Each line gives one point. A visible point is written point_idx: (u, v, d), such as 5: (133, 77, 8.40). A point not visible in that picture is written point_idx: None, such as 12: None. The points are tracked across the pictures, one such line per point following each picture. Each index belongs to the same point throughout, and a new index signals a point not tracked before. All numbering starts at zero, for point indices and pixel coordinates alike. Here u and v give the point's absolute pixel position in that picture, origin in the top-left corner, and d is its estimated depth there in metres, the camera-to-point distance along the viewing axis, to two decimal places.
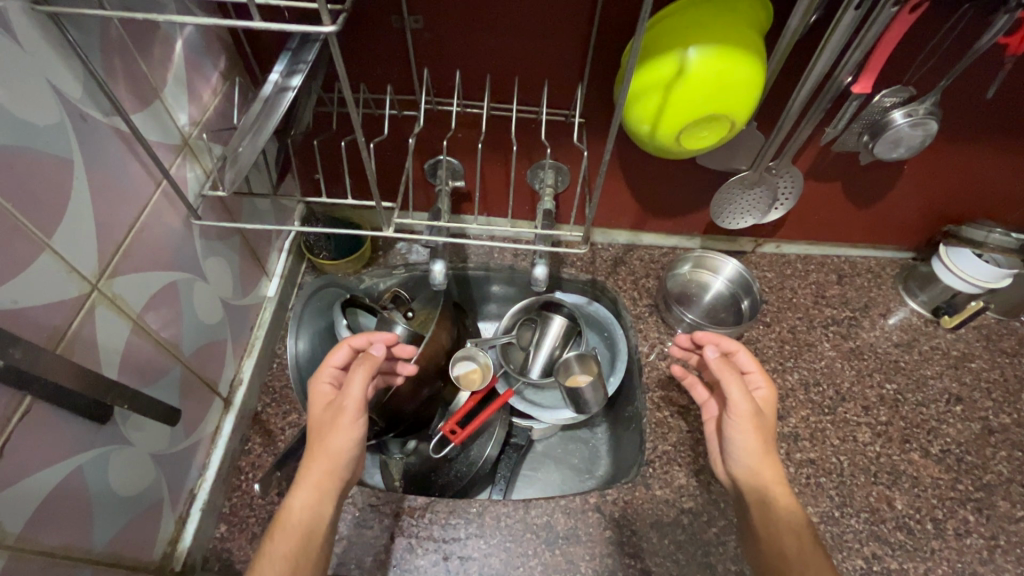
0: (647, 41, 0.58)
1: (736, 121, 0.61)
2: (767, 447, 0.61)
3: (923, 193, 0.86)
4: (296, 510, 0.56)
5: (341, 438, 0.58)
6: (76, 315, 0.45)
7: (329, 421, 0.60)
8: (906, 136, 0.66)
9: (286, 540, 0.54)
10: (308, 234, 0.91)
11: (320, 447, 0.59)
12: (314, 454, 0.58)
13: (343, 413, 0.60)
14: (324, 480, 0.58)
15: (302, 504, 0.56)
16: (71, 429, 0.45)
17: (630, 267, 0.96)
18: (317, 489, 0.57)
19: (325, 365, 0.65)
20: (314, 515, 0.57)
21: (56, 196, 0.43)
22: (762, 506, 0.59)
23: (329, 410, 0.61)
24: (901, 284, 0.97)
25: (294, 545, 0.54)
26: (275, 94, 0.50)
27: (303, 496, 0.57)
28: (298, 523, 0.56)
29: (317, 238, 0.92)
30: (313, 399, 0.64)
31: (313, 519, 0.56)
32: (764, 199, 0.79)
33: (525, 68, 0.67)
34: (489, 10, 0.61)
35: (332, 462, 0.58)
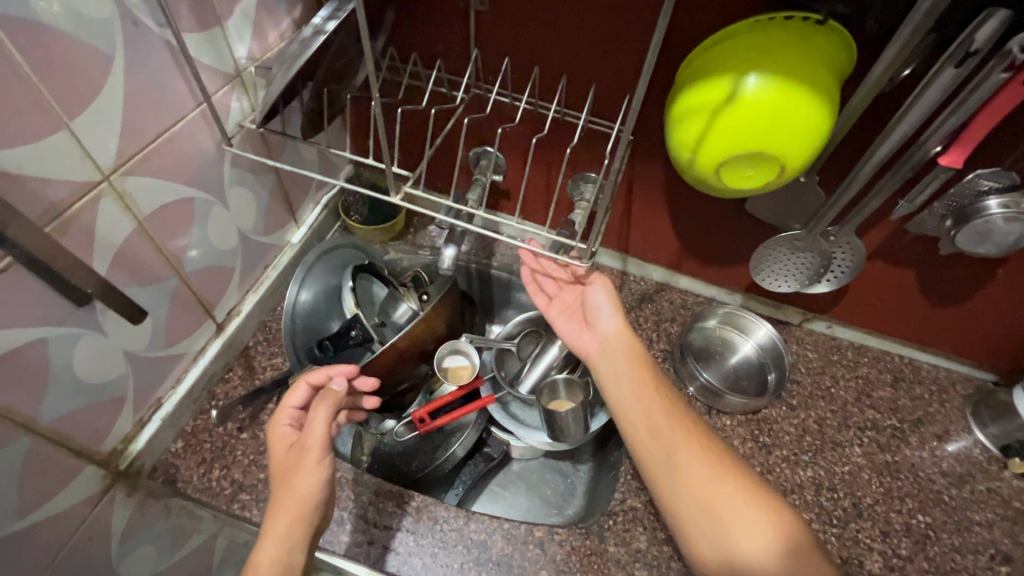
0: (707, 61, 0.54)
1: (787, 167, 0.54)
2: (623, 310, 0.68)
3: (1018, 307, 0.73)
4: (264, 562, 0.54)
5: (308, 479, 0.57)
6: (80, 198, 0.48)
7: (291, 470, 0.58)
8: (998, 230, 0.56)
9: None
10: (349, 195, 0.94)
11: (287, 495, 0.57)
12: (278, 502, 0.57)
13: (307, 455, 0.58)
14: (293, 526, 0.56)
15: (271, 555, 0.54)
16: (47, 301, 0.48)
17: (657, 307, 0.91)
18: (287, 537, 0.56)
19: (282, 409, 0.63)
20: (286, 564, 0.55)
21: (89, 86, 0.46)
22: (636, 371, 0.63)
23: (292, 451, 0.60)
24: (971, 407, 0.83)
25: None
26: (311, 36, 0.54)
27: (271, 547, 0.55)
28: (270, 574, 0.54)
29: (355, 201, 0.94)
30: (273, 442, 0.62)
31: (282, 566, 0.55)
32: (812, 267, 0.70)
33: (580, 72, 0.64)
34: (554, 4, 0.60)
35: (302, 505, 0.57)
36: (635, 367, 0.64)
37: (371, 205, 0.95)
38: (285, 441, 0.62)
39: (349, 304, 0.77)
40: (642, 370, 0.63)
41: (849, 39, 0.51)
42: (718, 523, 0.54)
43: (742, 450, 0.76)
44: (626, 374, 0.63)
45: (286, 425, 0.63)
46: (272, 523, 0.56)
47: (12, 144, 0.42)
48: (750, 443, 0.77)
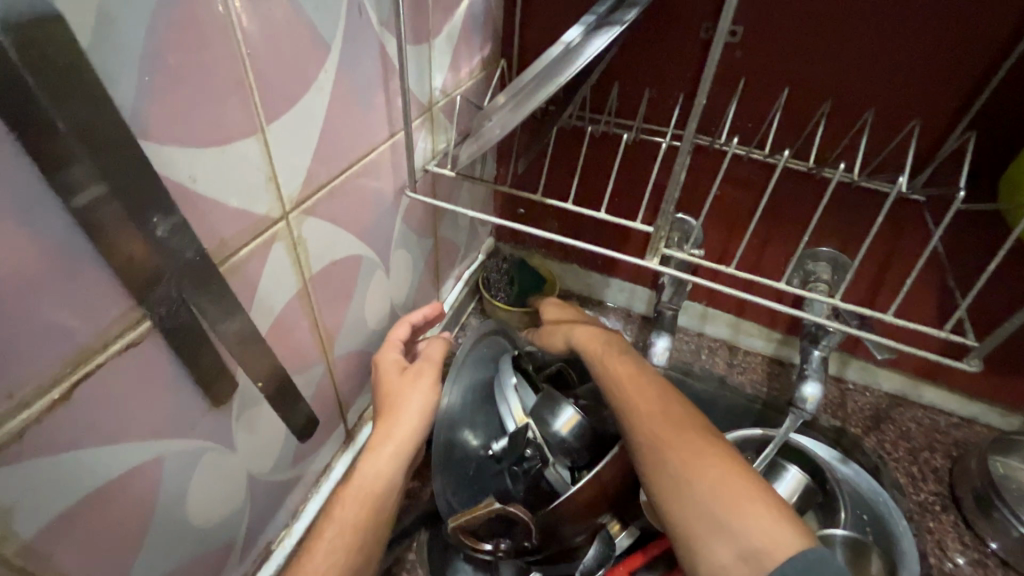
0: None
1: None
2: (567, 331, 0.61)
3: None
4: (369, 477, 0.45)
5: (424, 399, 0.50)
6: (252, 240, 0.32)
7: (400, 385, 0.50)
8: None
9: (356, 503, 0.44)
10: (492, 274, 0.78)
11: (397, 412, 0.49)
12: (387, 414, 0.48)
13: (422, 377, 0.51)
14: (404, 447, 0.47)
15: (378, 470, 0.46)
16: (180, 400, 0.30)
17: (904, 428, 0.67)
18: (396, 455, 0.47)
19: (391, 340, 0.53)
20: (387, 485, 0.46)
21: (296, 80, 0.32)
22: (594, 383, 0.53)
23: (407, 373, 0.51)
24: None
25: (366, 510, 0.44)
26: (580, 41, 0.39)
27: (379, 460, 0.46)
28: (371, 490, 0.45)
29: (498, 279, 0.78)
30: (380, 366, 0.52)
31: (386, 487, 0.46)
32: None
33: (874, 109, 0.48)
34: (851, 20, 0.45)
35: (413, 427, 0.48)
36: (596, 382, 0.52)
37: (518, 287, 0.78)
38: (394, 365, 0.51)
39: (516, 411, 0.56)
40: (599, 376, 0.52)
41: None
42: (720, 514, 0.37)
43: None
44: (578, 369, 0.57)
45: (393, 350, 0.53)
46: (385, 431, 0.48)
47: (193, 143, 0.26)
48: None
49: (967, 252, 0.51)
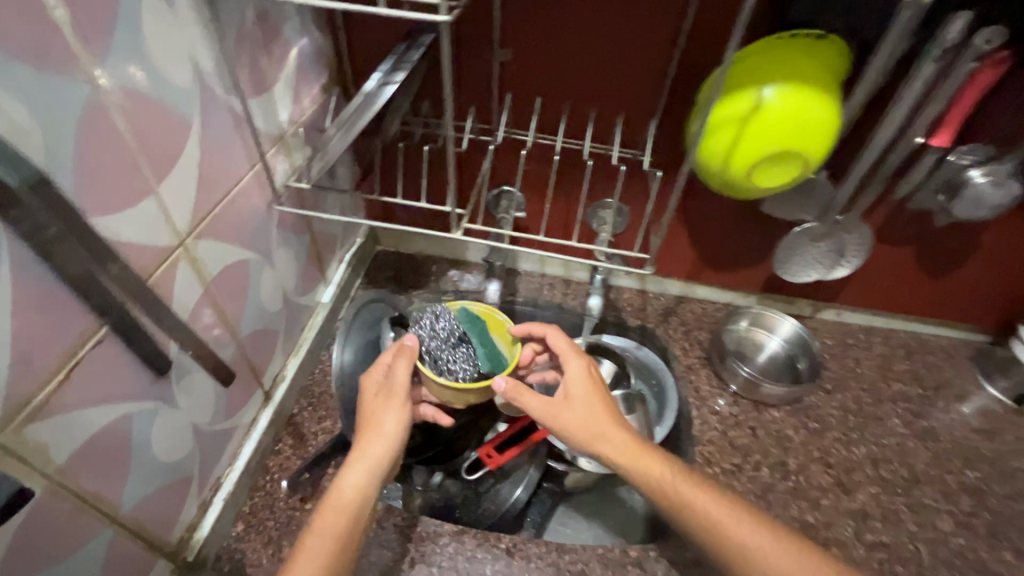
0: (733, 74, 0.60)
1: (810, 160, 0.61)
2: (606, 423, 0.57)
3: (1000, 273, 0.82)
4: (346, 490, 0.54)
5: (394, 419, 0.57)
6: (162, 264, 0.47)
7: (375, 409, 0.58)
8: (987, 195, 0.65)
9: (336, 515, 0.53)
10: (429, 339, 0.65)
11: (371, 433, 0.57)
12: (364, 435, 0.57)
13: (394, 396, 0.58)
14: (376, 462, 0.56)
15: (351, 483, 0.54)
16: (135, 374, 0.46)
17: (682, 318, 0.95)
18: (368, 470, 0.55)
19: (377, 362, 0.62)
20: (362, 498, 0.54)
21: (171, 150, 0.46)
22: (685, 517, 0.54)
23: (379, 393, 0.59)
24: (977, 367, 0.91)
25: (344, 519, 0.53)
26: (377, 89, 0.56)
27: (353, 476, 0.55)
28: (348, 503, 0.54)
29: (441, 347, 0.64)
30: (364, 386, 0.61)
31: (360, 501, 0.54)
32: (829, 254, 0.77)
33: (603, 104, 0.70)
34: (575, 46, 0.66)
35: (385, 442, 0.57)
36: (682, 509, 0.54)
37: (475, 351, 0.66)
38: (373, 384, 0.60)
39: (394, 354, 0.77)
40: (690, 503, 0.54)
41: (846, 47, 0.59)
42: None
43: (797, 439, 0.79)
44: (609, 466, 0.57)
45: (376, 371, 0.61)
46: (361, 448, 0.56)
47: (111, 211, 0.41)
48: (803, 430, 0.81)
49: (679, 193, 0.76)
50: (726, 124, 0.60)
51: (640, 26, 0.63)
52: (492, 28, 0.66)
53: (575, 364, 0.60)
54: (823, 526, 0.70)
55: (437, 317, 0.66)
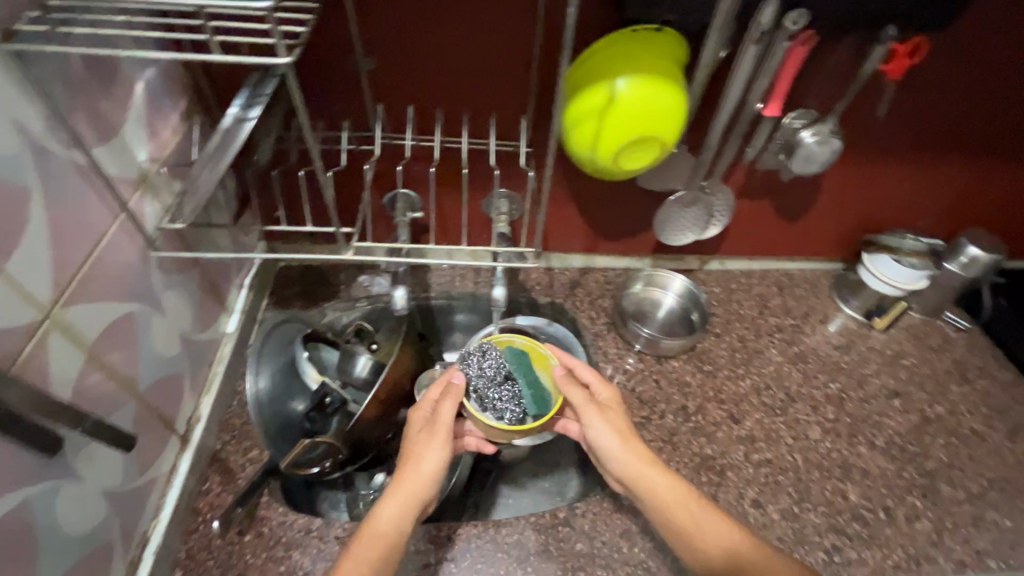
0: (588, 72, 0.66)
1: (665, 141, 0.67)
2: (628, 440, 0.67)
3: (842, 210, 0.95)
4: (384, 518, 0.60)
5: (434, 457, 0.63)
6: (27, 342, 0.45)
7: (420, 445, 0.65)
8: (816, 152, 0.75)
9: (373, 542, 0.58)
10: (477, 378, 0.72)
11: (411, 468, 0.63)
12: (404, 469, 0.63)
13: (436, 434, 0.65)
14: (412, 496, 0.62)
15: (389, 514, 0.60)
16: (21, 460, 0.44)
17: (587, 288, 1.02)
18: (406, 501, 0.61)
19: (425, 399, 0.69)
20: (399, 528, 0.60)
21: (12, 223, 0.44)
22: (691, 535, 0.61)
23: (423, 429, 0.66)
24: (835, 291, 1.05)
25: (380, 548, 0.58)
26: (235, 124, 0.56)
27: (391, 508, 0.60)
28: (385, 531, 0.59)
29: (488, 386, 0.71)
30: (410, 422, 0.68)
31: (396, 533, 0.59)
32: (700, 216, 0.86)
33: (475, 103, 0.72)
34: (437, 50, 0.67)
35: (420, 476, 0.62)
36: (693, 530, 0.61)
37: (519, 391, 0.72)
38: (420, 423, 0.67)
39: (311, 374, 0.80)
40: (699, 521, 0.61)
41: (680, 38, 0.66)
42: None
43: (694, 382, 0.90)
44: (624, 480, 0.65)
45: (423, 409, 0.68)
46: (402, 481, 0.62)
47: None
48: (698, 374, 0.91)
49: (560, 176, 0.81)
50: (585, 118, 0.65)
51: (495, 27, 0.65)
52: (352, 39, 0.65)
53: (604, 391, 0.72)
54: (718, 454, 0.81)
55: (484, 355, 0.74)
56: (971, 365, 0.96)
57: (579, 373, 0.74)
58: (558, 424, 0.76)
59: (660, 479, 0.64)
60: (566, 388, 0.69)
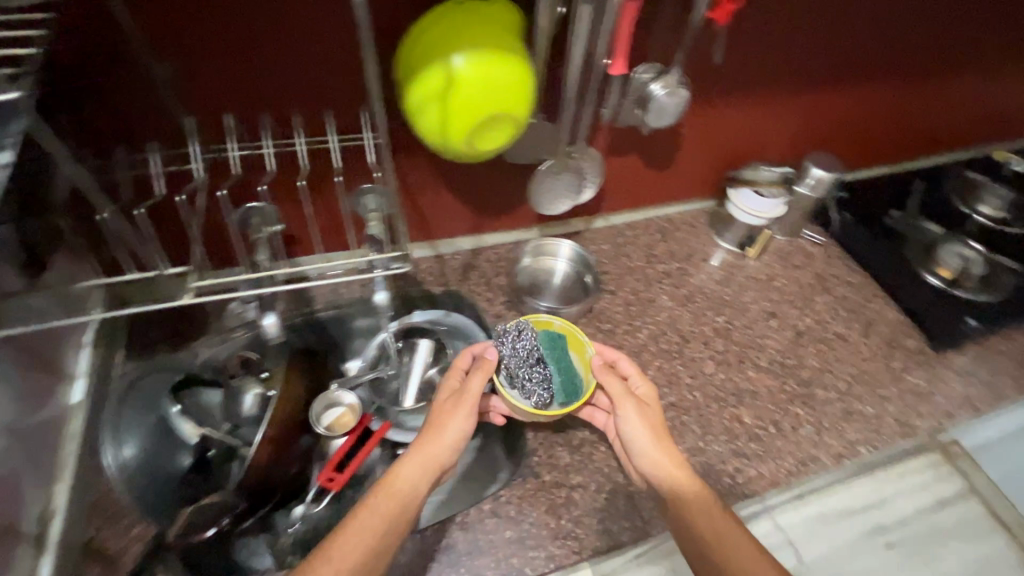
0: (421, 52, 0.61)
1: (518, 116, 0.64)
2: (662, 439, 0.67)
3: (706, 152, 0.99)
4: (402, 476, 0.62)
5: (458, 424, 0.66)
6: None
7: (447, 412, 0.67)
8: (667, 104, 0.76)
9: (389, 500, 0.61)
10: (511, 356, 0.73)
11: (432, 435, 0.65)
12: (426, 434, 0.65)
13: (462, 405, 0.67)
14: (428, 462, 0.64)
15: (407, 474, 0.63)
16: None
17: (481, 270, 0.99)
18: (422, 465, 0.63)
19: (453, 368, 0.72)
20: (413, 486, 0.63)
21: None
22: (706, 537, 0.60)
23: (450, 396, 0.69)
24: (712, 228, 1.11)
25: (395, 506, 0.61)
26: None
27: (409, 468, 0.63)
28: (400, 490, 0.62)
29: (521, 366, 0.73)
30: (440, 389, 0.70)
31: (411, 494, 0.62)
32: (572, 181, 0.86)
33: (300, 99, 0.66)
34: (241, 48, 0.60)
35: (437, 438, 0.65)
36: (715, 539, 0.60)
37: (549, 374, 0.74)
38: (448, 393, 0.69)
39: (188, 429, 0.71)
40: (716, 527, 0.61)
41: (509, 4, 0.63)
42: None
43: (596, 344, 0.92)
44: (654, 476, 0.66)
45: (454, 378, 0.71)
46: (421, 444, 0.65)
47: None
48: (599, 334, 0.93)
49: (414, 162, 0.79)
50: (429, 103, 0.61)
51: (297, 17, 0.59)
52: (133, 46, 0.57)
53: (639, 384, 0.73)
54: None
55: (520, 335, 0.75)
56: (830, 275, 1.06)
57: (619, 365, 0.75)
58: (582, 412, 0.78)
59: (689, 483, 0.64)
60: (602, 377, 0.70)
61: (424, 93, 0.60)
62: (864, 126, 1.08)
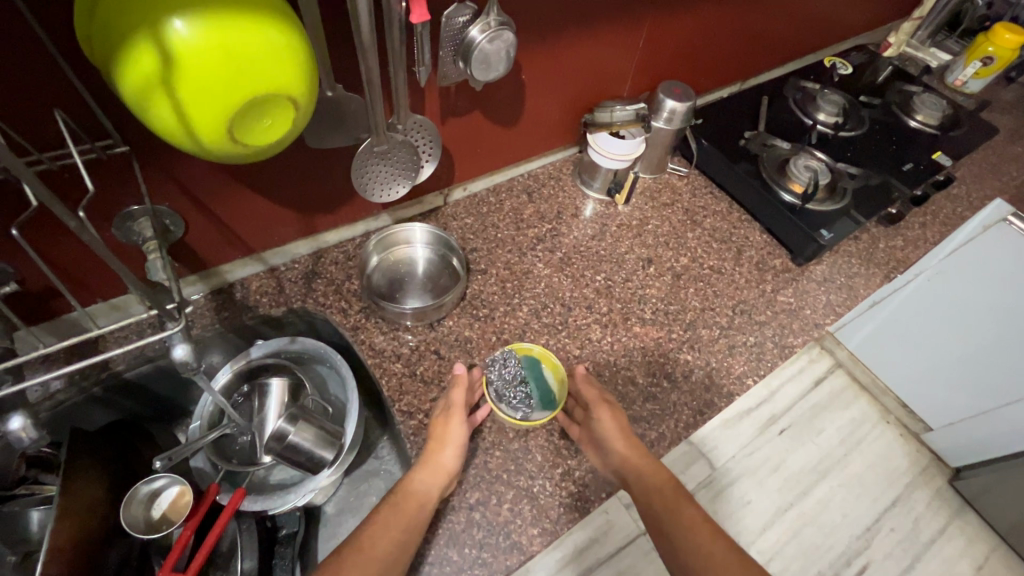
0: (116, 17, 0.42)
1: (295, 96, 0.48)
2: (629, 443, 0.69)
3: (553, 96, 0.89)
4: (418, 482, 0.63)
5: (460, 427, 0.68)
6: None
7: (443, 425, 0.69)
8: (491, 52, 0.64)
9: (406, 508, 0.61)
10: (496, 380, 0.76)
11: (442, 444, 0.66)
12: (436, 442, 0.67)
13: (458, 414, 0.69)
14: (442, 467, 0.65)
15: (422, 480, 0.63)
16: None
17: (328, 276, 0.84)
18: (435, 471, 0.64)
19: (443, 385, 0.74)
20: (430, 496, 0.63)
21: None
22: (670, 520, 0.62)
23: (442, 412, 0.70)
24: (578, 178, 1.04)
25: (412, 512, 0.61)
26: None
27: (423, 474, 0.64)
28: (419, 495, 0.62)
29: (505, 390, 0.75)
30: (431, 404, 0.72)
31: (428, 500, 0.62)
32: (405, 158, 0.72)
33: None
34: None
35: (446, 443, 0.66)
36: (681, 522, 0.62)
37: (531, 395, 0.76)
38: (441, 406, 0.71)
39: None
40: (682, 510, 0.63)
41: None
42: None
43: (475, 335, 0.83)
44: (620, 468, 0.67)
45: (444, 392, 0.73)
46: (433, 451, 0.66)
47: None
48: (476, 323, 0.84)
49: (180, 165, 0.60)
50: (155, 94, 0.43)
51: None
52: None
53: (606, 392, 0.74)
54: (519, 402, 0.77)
55: (505, 360, 0.77)
56: (698, 208, 1.04)
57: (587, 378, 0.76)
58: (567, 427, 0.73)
59: (654, 475, 0.66)
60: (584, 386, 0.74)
61: (143, 80, 0.42)
62: (708, 47, 1.05)
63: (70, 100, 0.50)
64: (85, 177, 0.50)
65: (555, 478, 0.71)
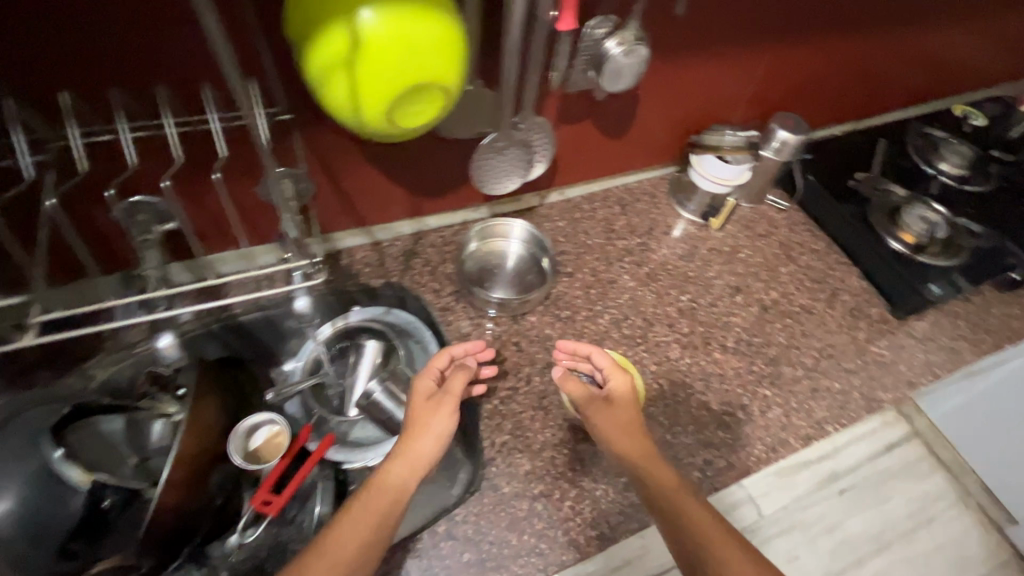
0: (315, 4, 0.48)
1: (448, 86, 0.52)
2: (633, 436, 0.65)
3: (664, 114, 0.90)
4: (394, 472, 0.59)
5: (443, 420, 0.63)
6: None
7: (426, 413, 0.64)
8: (623, 65, 0.67)
9: (380, 498, 0.57)
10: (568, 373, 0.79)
11: (423, 435, 0.62)
12: (413, 434, 0.62)
13: (443, 403, 0.65)
14: (416, 461, 0.60)
15: (399, 471, 0.59)
16: None
17: (425, 257, 0.89)
18: (411, 465, 0.60)
19: (429, 369, 0.69)
20: (405, 488, 0.58)
21: None
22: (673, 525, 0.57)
23: (431, 400, 0.66)
24: (674, 197, 1.04)
25: (384, 507, 0.56)
26: None
27: (398, 466, 0.60)
28: (393, 486, 0.58)
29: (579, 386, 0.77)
30: (415, 389, 0.67)
31: (405, 491, 0.58)
32: (521, 156, 0.76)
33: (163, 73, 0.54)
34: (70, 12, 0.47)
35: (428, 434, 0.62)
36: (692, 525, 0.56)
37: None
38: (425, 392, 0.67)
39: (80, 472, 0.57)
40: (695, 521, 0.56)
41: None
42: None
43: (555, 333, 0.85)
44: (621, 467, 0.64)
45: (428, 379, 0.68)
46: (414, 441, 0.62)
47: None
48: (557, 323, 0.86)
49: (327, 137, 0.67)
50: (333, 72, 0.49)
51: None
52: None
53: (617, 379, 0.71)
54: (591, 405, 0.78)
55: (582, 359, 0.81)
56: (795, 243, 1.02)
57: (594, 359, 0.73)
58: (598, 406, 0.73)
59: (664, 477, 0.61)
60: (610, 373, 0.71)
61: (328, 59, 0.48)
62: (829, 82, 1.02)
63: (258, 71, 0.58)
64: (261, 140, 0.57)
65: (618, 486, 0.72)
